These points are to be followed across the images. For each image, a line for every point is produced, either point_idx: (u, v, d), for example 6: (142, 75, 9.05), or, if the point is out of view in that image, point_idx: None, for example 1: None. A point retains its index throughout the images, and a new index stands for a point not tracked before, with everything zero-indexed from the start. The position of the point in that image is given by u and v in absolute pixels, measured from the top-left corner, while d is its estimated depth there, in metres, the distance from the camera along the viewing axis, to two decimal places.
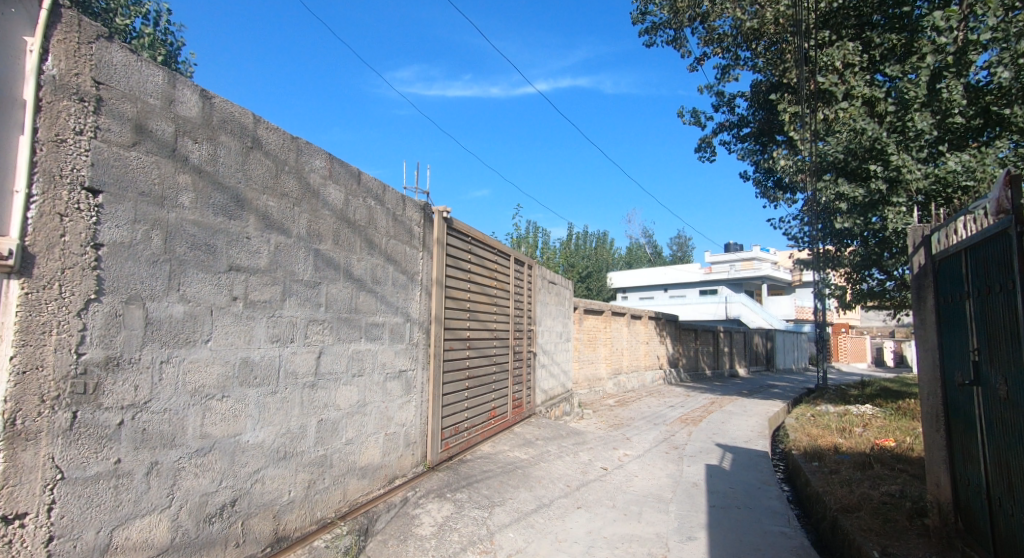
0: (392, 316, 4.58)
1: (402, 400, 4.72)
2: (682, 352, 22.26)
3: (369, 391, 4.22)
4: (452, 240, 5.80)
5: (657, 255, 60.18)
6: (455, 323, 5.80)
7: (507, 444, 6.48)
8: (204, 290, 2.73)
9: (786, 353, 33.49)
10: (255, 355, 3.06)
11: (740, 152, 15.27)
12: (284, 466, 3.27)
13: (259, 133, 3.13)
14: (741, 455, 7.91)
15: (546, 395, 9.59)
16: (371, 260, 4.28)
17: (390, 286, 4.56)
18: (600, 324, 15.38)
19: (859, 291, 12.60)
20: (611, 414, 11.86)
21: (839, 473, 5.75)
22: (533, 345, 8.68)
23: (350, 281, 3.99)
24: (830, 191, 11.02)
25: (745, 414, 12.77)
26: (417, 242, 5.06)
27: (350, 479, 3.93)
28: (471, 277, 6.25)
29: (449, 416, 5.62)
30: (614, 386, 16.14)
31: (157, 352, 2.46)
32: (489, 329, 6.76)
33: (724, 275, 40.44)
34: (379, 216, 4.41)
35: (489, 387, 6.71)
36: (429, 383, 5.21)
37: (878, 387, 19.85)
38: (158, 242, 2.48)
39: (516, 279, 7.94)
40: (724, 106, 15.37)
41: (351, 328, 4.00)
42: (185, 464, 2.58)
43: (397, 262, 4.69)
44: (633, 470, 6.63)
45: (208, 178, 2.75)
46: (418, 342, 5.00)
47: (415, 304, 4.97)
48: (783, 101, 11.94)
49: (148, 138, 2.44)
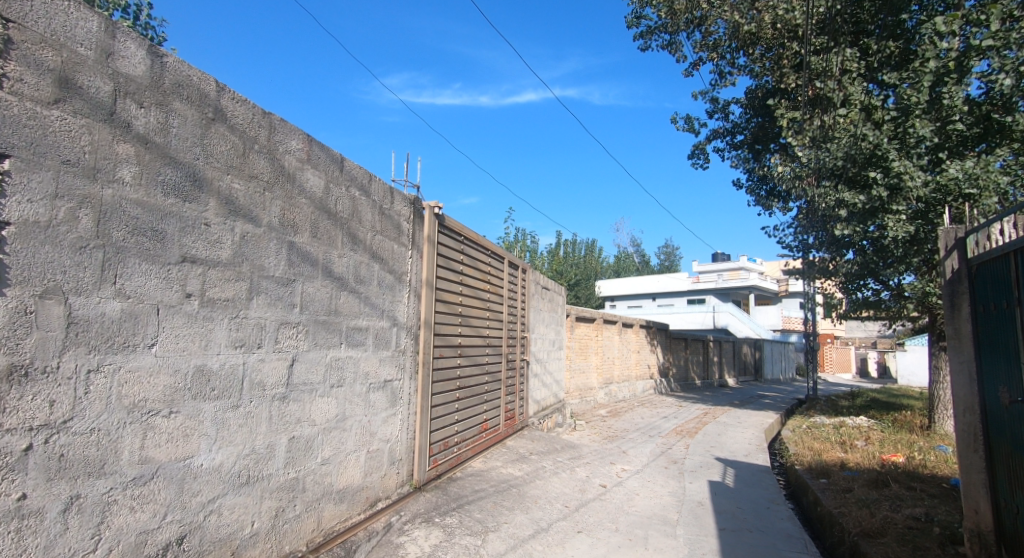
0: (376, 319, 4.13)
1: (387, 413, 4.27)
2: (672, 361, 21.98)
3: (349, 404, 3.76)
4: (444, 239, 5.37)
5: (645, 263, 60.22)
6: (445, 329, 5.36)
7: (499, 460, 6.03)
8: (151, 285, 2.29)
9: (773, 363, 33.38)
10: (213, 363, 2.60)
11: (734, 159, 15.09)
12: (246, 493, 2.80)
13: (223, 103, 2.67)
14: (744, 471, 7.52)
15: (538, 406, 9.16)
16: (354, 257, 3.83)
17: (375, 286, 4.12)
18: (591, 332, 15.01)
19: (855, 301, 12.34)
20: (604, 425, 11.45)
21: (853, 493, 5.38)
22: (526, 354, 8.23)
23: (330, 279, 3.54)
24: (830, 197, 10.43)
25: (740, 425, 12.44)
26: (406, 239, 4.62)
27: (327, 505, 3.47)
28: (463, 279, 5.82)
29: (438, 429, 5.17)
30: (605, 395, 15.75)
31: (83, 360, 2.01)
32: (482, 336, 6.32)
33: (712, 284, 40.40)
34: (364, 209, 3.96)
35: (481, 399, 6.25)
36: (417, 394, 4.76)
37: (869, 398, 19.65)
38: (88, 224, 2.02)
39: (510, 283, 7.52)
40: (718, 112, 15.17)
41: (330, 333, 3.54)
42: (117, 497, 2.12)
43: (383, 260, 4.25)
44: (633, 488, 6.21)
45: (157, 152, 2.30)
46: (405, 349, 4.55)
47: (403, 307, 4.53)
48: (780, 107, 11.46)
49: (76, 95, 1.99)
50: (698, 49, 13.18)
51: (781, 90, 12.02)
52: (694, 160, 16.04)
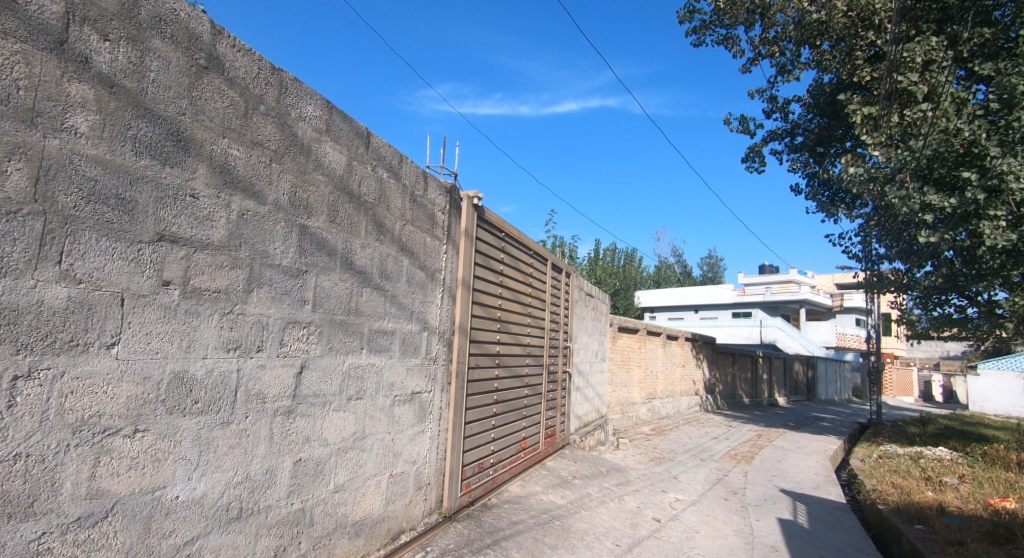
0: (404, 322, 3.60)
1: (414, 431, 3.73)
2: (718, 377, 20.85)
3: (370, 420, 3.22)
4: (484, 235, 4.82)
5: (688, 275, 58.46)
6: (483, 335, 4.80)
7: (539, 484, 5.41)
8: (116, 267, 1.78)
9: (828, 382, 31.51)
10: (197, 369, 2.08)
11: (793, 162, 14.27)
12: (237, 531, 2.27)
13: (219, 50, 2.17)
14: (817, 510, 6.64)
15: (579, 422, 8.47)
16: (380, 249, 3.31)
17: (404, 284, 3.59)
18: (634, 344, 14.20)
19: (935, 318, 11.45)
20: (650, 445, 10.66)
21: (968, 550, 4.53)
22: (569, 366, 7.56)
23: (350, 273, 3.01)
24: (914, 200, 9.14)
25: (800, 452, 11.40)
26: (440, 232, 4.08)
27: (339, 541, 2.92)
28: (503, 281, 5.26)
29: (473, 449, 4.59)
30: (647, 411, 14.87)
31: (7, 363, 1.51)
32: (522, 344, 5.72)
33: (760, 297, 38.66)
34: (393, 194, 3.44)
35: (520, 414, 5.65)
36: (449, 409, 4.21)
37: (941, 426, 18.07)
38: (20, 181, 1.54)
39: (553, 287, 6.91)
40: (777, 111, 14.23)
41: (349, 335, 3.01)
42: (54, 544, 1.61)
43: (414, 254, 3.71)
44: (692, 524, 5.49)
45: (127, 98, 1.80)
46: (436, 357, 4.01)
47: (434, 309, 3.99)
48: (852, 102, 10.38)
49: (7, 11, 1.51)
50: (758, 44, 12.30)
51: (853, 84, 11.06)
52: (748, 163, 15.09)
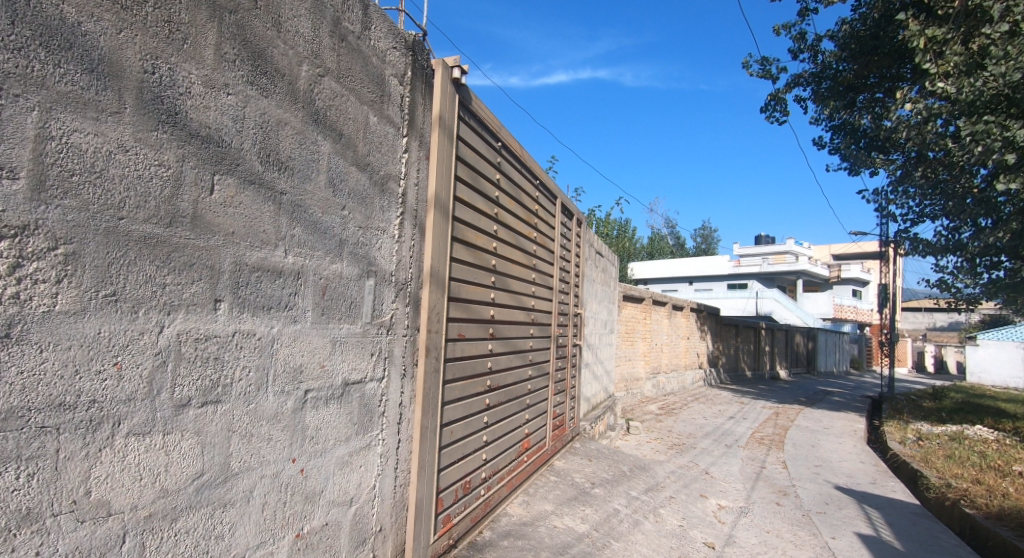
0: (325, 258, 1.98)
1: (348, 448, 2.14)
2: (722, 350, 19.57)
3: (242, 444, 1.61)
4: (470, 137, 3.18)
5: (681, 246, 57.06)
6: (471, 290, 3.21)
7: (549, 502, 3.91)
8: None
9: (827, 354, 30.52)
10: None
11: (820, 109, 12.71)
12: None
13: None
14: (897, 520, 5.23)
15: (588, 405, 6.98)
16: (258, 104, 1.65)
17: (321, 189, 1.95)
18: (639, 315, 12.72)
19: (986, 283, 10.62)
20: (664, 427, 9.26)
21: None
22: (580, 339, 6.02)
23: (173, 135, 1.37)
24: (994, 137, 7.75)
25: (831, 434, 10.06)
26: (396, 111, 2.43)
27: None
28: (500, 214, 3.65)
29: (456, 462, 3.03)
30: (653, 388, 13.50)
31: None
32: (525, 309, 4.14)
33: (758, 268, 37.50)
34: (290, 5, 1.76)
35: (522, 404, 4.09)
36: (416, 406, 2.63)
37: (958, 400, 16.98)
38: None
39: (564, 235, 5.31)
40: (804, 50, 12.66)
41: (174, 273, 1.38)
42: None
43: (343, 138, 2.07)
44: (755, 550, 4.03)
45: None
46: (390, 324, 2.42)
47: (387, 244, 2.39)
48: (911, 25, 8.84)
49: None
50: None
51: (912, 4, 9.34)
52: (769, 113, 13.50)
